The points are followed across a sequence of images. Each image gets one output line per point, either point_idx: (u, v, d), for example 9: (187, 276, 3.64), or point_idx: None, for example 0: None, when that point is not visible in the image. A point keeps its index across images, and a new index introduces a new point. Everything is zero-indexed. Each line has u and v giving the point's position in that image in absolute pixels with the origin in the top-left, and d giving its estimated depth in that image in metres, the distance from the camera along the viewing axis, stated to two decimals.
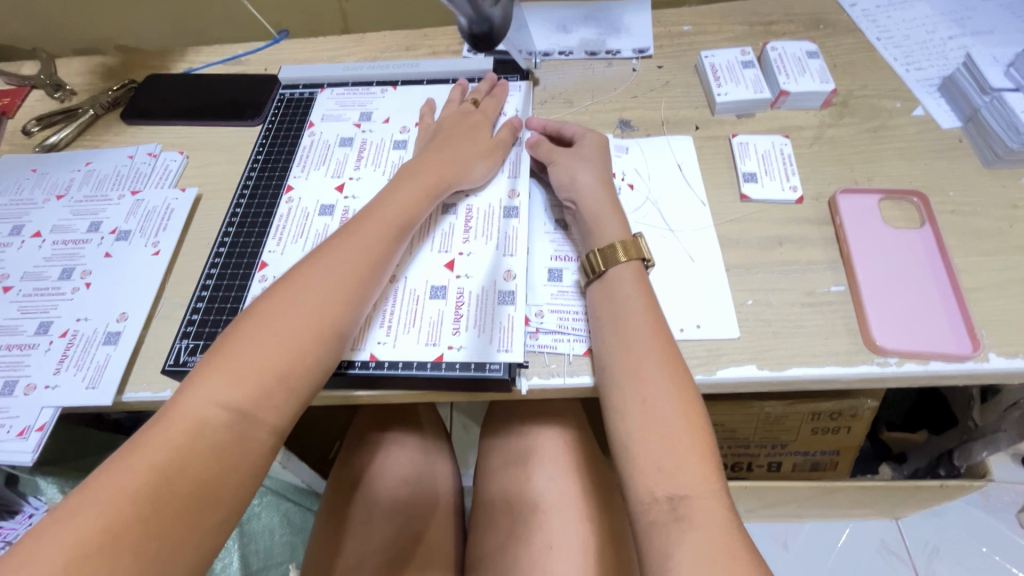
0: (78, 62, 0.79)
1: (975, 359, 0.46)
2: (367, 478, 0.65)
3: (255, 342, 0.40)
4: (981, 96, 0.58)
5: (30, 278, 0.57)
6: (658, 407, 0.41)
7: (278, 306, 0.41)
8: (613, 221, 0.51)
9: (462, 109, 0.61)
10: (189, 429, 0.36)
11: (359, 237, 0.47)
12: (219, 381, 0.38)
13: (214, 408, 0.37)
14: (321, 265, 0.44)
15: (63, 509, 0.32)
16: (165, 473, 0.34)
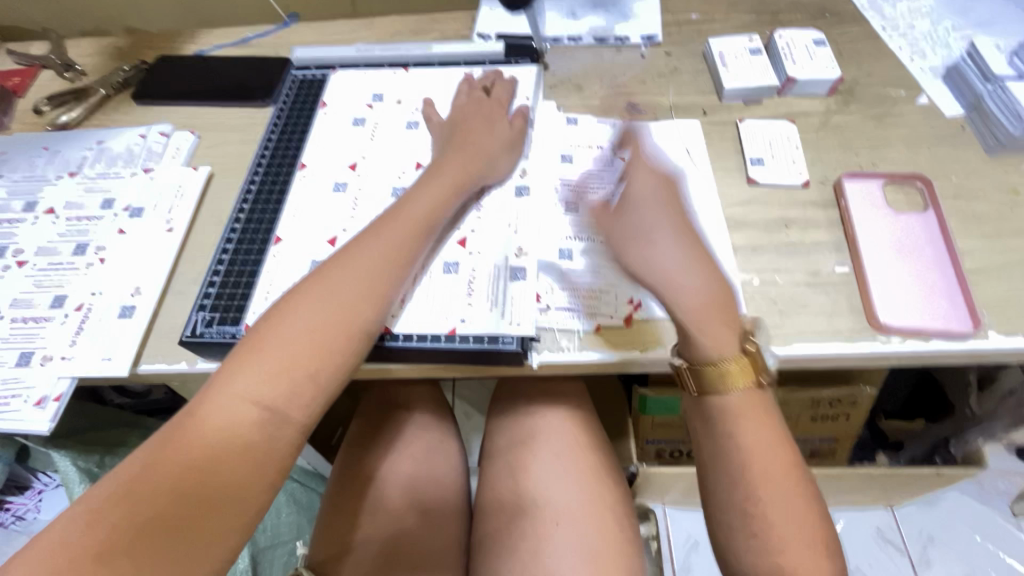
0: (89, 43, 0.79)
1: (976, 336, 0.47)
2: (381, 453, 0.66)
3: (286, 338, 0.41)
4: (984, 85, 0.59)
5: (44, 253, 0.57)
6: (774, 498, 0.39)
7: (308, 304, 0.42)
8: (715, 325, 0.44)
9: (476, 96, 0.61)
10: (222, 426, 0.37)
11: (386, 234, 0.48)
12: (253, 377, 0.39)
13: (247, 403, 0.38)
14: (350, 263, 0.45)
15: (99, 495, 0.34)
16: (198, 466, 0.35)
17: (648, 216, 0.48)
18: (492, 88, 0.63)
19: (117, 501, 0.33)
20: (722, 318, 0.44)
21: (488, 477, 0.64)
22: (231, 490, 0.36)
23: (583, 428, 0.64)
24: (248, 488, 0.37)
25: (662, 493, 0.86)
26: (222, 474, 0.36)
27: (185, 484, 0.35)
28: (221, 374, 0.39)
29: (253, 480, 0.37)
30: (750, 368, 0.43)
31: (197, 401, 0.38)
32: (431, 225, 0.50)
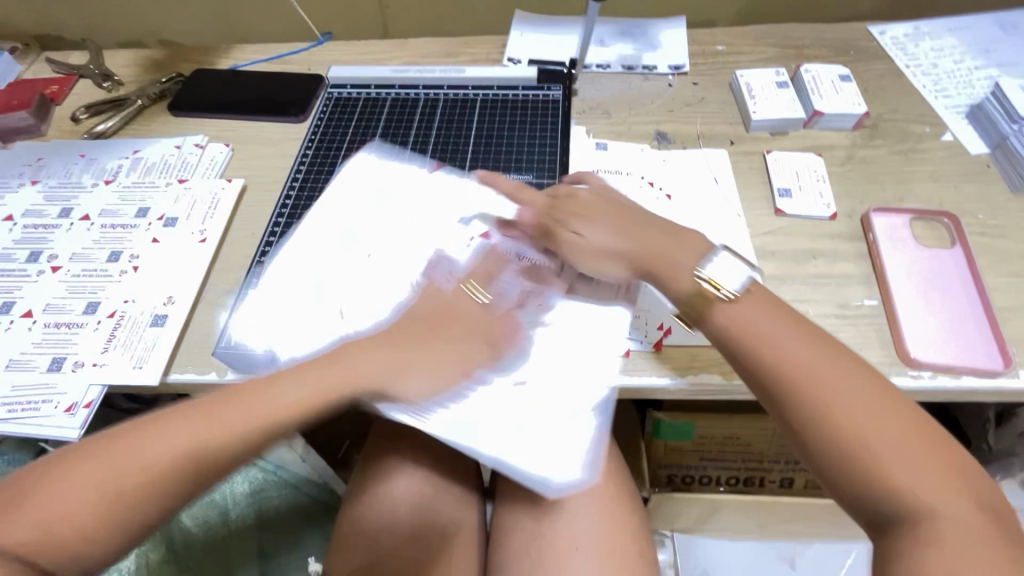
0: (127, 55, 0.81)
1: (1007, 375, 0.47)
2: (386, 469, 0.64)
3: (110, 484, 0.37)
4: (1010, 124, 0.60)
5: (78, 259, 0.58)
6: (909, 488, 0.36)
7: (163, 442, 0.38)
8: (919, 462, 0.36)
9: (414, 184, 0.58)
10: (10, 547, 0.34)
11: (296, 376, 0.43)
12: (66, 498, 0.36)
13: (41, 531, 0.35)
14: (222, 414, 0.40)
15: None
16: (118, 480, 0.37)
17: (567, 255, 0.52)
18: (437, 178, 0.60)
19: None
20: (809, 328, 0.42)
21: (504, 495, 0.63)
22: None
23: (603, 451, 0.63)
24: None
25: (672, 520, 0.84)
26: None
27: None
28: (38, 476, 0.37)
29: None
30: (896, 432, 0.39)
31: (19, 484, 0.36)
32: (354, 384, 0.44)
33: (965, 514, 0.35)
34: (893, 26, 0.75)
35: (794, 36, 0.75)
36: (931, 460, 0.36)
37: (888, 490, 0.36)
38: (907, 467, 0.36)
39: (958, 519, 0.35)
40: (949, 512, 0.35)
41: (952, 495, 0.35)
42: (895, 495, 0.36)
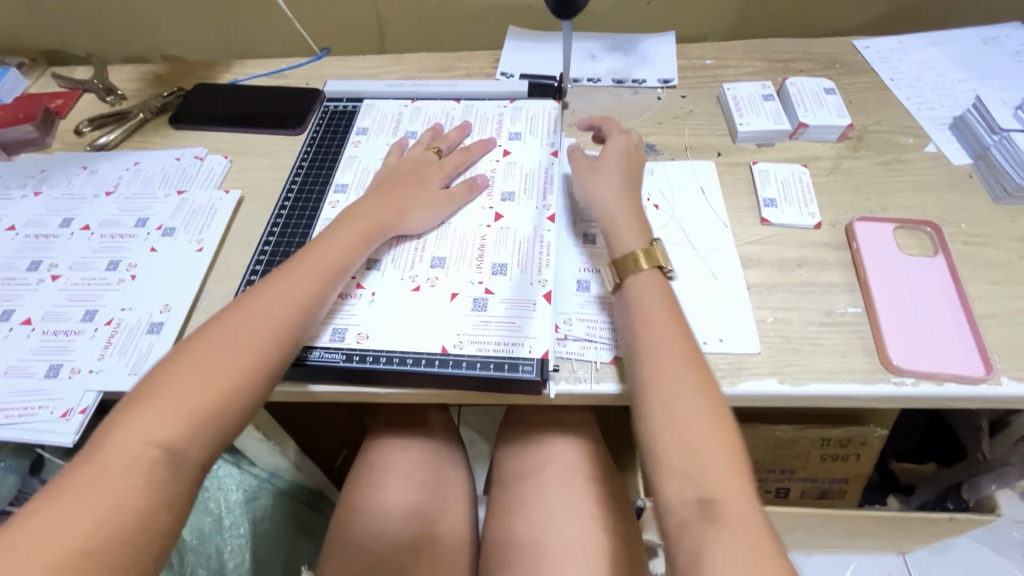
0: (130, 70, 0.83)
1: (989, 381, 0.48)
2: (379, 480, 0.64)
3: (226, 352, 0.42)
4: (990, 135, 0.61)
5: (78, 268, 0.59)
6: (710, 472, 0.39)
7: (256, 308, 0.45)
8: (724, 482, 0.39)
9: (422, 155, 0.61)
10: (166, 428, 0.39)
11: (330, 233, 0.52)
12: (192, 375, 0.41)
13: (189, 404, 0.40)
14: (290, 273, 0.48)
15: (77, 482, 0.36)
16: (98, 486, 0.36)
17: (602, 184, 0.57)
18: (444, 151, 0.63)
19: (58, 493, 0.35)
20: (693, 357, 0.45)
21: (497, 505, 0.64)
22: (142, 489, 0.37)
23: (596, 462, 0.63)
24: (171, 487, 0.38)
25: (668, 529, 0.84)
26: (137, 474, 0.37)
27: (104, 490, 0.36)
28: (160, 374, 0.41)
29: (167, 487, 0.38)
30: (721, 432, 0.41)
31: (89, 449, 0.38)
32: (377, 225, 0.54)
33: (754, 517, 0.37)
34: (877, 40, 0.77)
35: (781, 50, 0.77)
36: (735, 472, 0.39)
37: (688, 486, 0.39)
38: (705, 475, 0.39)
39: (742, 516, 0.37)
40: (738, 510, 0.37)
41: (740, 499, 0.38)
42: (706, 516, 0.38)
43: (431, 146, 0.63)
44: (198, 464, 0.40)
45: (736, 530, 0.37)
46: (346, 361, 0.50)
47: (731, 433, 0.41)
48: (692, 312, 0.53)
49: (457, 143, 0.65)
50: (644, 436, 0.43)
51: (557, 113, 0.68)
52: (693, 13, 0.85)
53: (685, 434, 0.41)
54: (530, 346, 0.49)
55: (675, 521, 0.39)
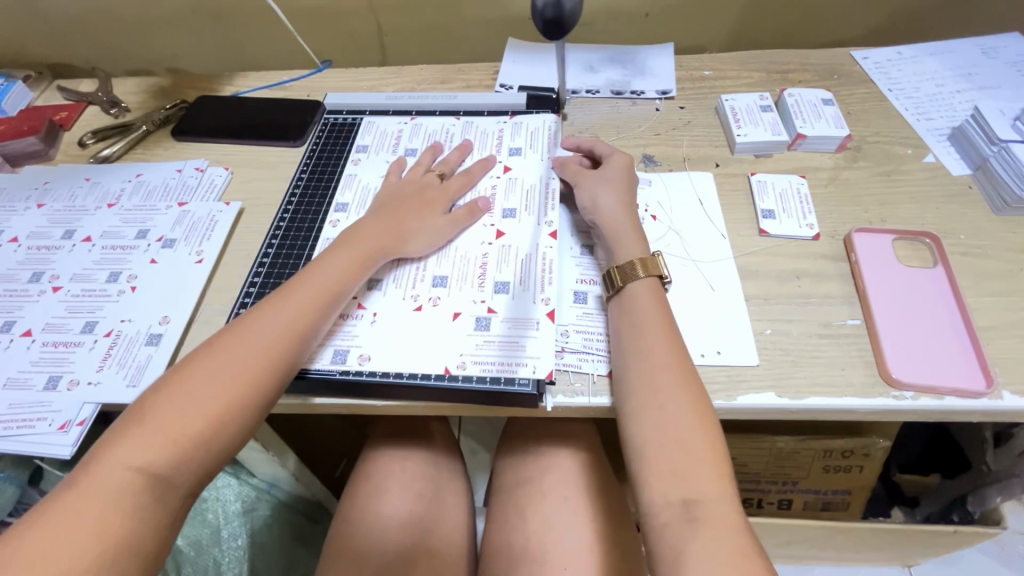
0: (134, 83, 0.84)
1: (989, 395, 0.47)
2: (378, 491, 0.64)
3: (217, 377, 0.42)
4: (989, 146, 0.61)
5: (78, 280, 0.60)
6: (692, 472, 0.41)
7: (252, 331, 0.45)
8: (707, 481, 0.40)
9: (425, 177, 0.61)
10: (150, 454, 0.39)
11: (330, 255, 0.52)
12: (182, 400, 0.41)
13: (175, 431, 0.40)
14: (288, 296, 0.48)
15: (58, 506, 0.36)
16: (76, 519, 0.36)
17: (607, 196, 0.57)
18: (447, 175, 0.63)
19: (41, 516, 0.36)
20: (681, 362, 0.46)
21: (495, 516, 0.63)
22: (123, 516, 0.37)
23: (595, 473, 0.63)
24: (150, 515, 0.38)
25: None
26: (118, 501, 0.37)
27: (85, 516, 0.36)
28: (152, 399, 0.41)
29: (146, 515, 0.38)
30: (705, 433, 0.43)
31: (75, 476, 0.38)
32: (376, 246, 0.53)
33: (733, 518, 0.39)
34: (875, 51, 0.77)
35: (780, 61, 0.77)
36: (716, 474, 0.41)
37: (672, 488, 0.41)
38: (688, 478, 0.41)
39: (720, 517, 0.39)
40: (717, 512, 0.39)
41: (720, 500, 0.39)
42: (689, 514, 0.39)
43: (432, 168, 0.63)
44: (181, 491, 0.40)
45: (715, 529, 0.38)
46: (343, 373, 0.49)
47: (715, 435, 0.43)
48: (690, 325, 0.53)
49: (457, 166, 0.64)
50: (631, 437, 0.44)
51: (556, 126, 0.68)
52: (692, 25, 0.85)
53: (668, 435, 0.42)
54: (529, 358, 0.49)
55: (656, 520, 0.40)
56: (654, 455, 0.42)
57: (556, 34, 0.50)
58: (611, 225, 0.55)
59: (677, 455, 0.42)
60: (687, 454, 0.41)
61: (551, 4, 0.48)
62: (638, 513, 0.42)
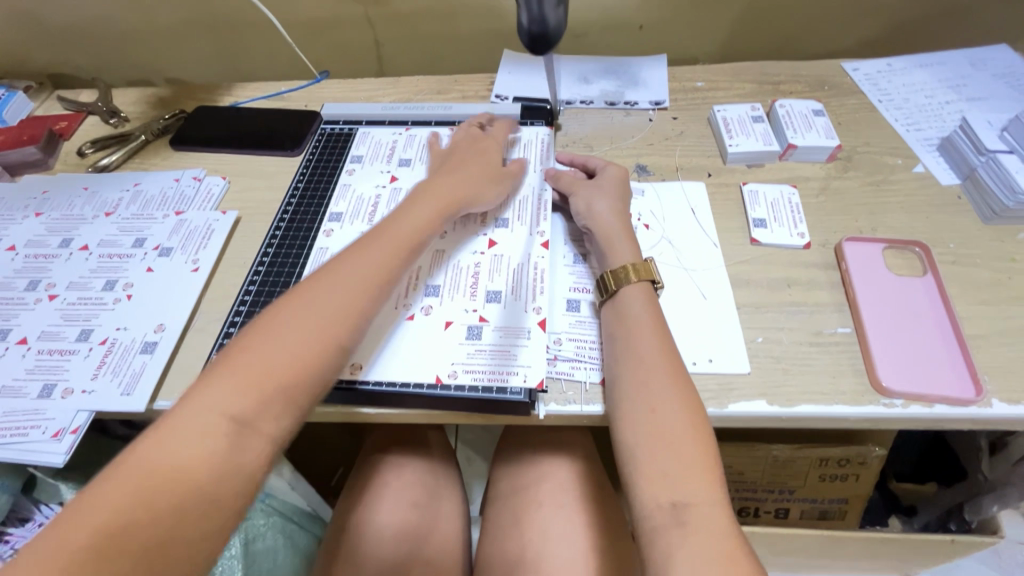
0: (134, 93, 0.85)
1: (979, 404, 0.48)
2: (374, 498, 0.64)
3: (299, 327, 0.42)
4: (977, 156, 0.61)
5: (75, 288, 0.60)
6: (683, 476, 0.41)
7: (335, 281, 0.46)
8: (699, 488, 0.40)
9: (473, 137, 0.64)
10: (248, 395, 0.39)
11: (397, 218, 0.53)
12: (266, 348, 0.41)
13: (272, 371, 0.40)
14: (369, 245, 0.49)
15: (160, 441, 0.36)
16: (186, 452, 0.36)
17: (603, 201, 0.58)
18: (489, 127, 0.68)
19: (131, 456, 0.35)
20: (674, 367, 0.46)
21: (490, 525, 0.63)
22: (211, 459, 0.36)
23: (590, 482, 0.63)
24: (239, 460, 0.37)
25: None
26: (208, 443, 0.36)
27: (175, 456, 0.35)
28: (245, 338, 0.42)
29: (235, 460, 0.37)
30: (698, 437, 0.43)
31: (173, 410, 0.38)
32: (445, 206, 0.55)
33: (723, 523, 0.39)
34: (865, 63, 0.78)
35: (771, 73, 0.78)
36: (707, 479, 0.41)
37: (663, 491, 0.41)
38: (680, 482, 0.41)
39: (710, 521, 0.39)
40: (707, 516, 0.39)
41: (710, 504, 0.40)
42: (679, 520, 0.39)
43: (472, 126, 0.67)
44: (268, 438, 0.39)
45: (704, 534, 0.38)
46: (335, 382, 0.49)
47: (708, 439, 0.43)
48: (681, 334, 0.53)
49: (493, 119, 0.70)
50: (623, 441, 0.44)
51: (549, 138, 0.69)
52: (685, 37, 0.87)
53: (660, 441, 0.43)
54: (521, 370, 0.49)
55: (648, 524, 0.40)
56: (646, 459, 0.42)
57: (543, 48, 0.49)
58: (606, 229, 0.56)
59: (669, 460, 0.42)
60: (680, 460, 0.41)
61: (534, 21, 0.47)
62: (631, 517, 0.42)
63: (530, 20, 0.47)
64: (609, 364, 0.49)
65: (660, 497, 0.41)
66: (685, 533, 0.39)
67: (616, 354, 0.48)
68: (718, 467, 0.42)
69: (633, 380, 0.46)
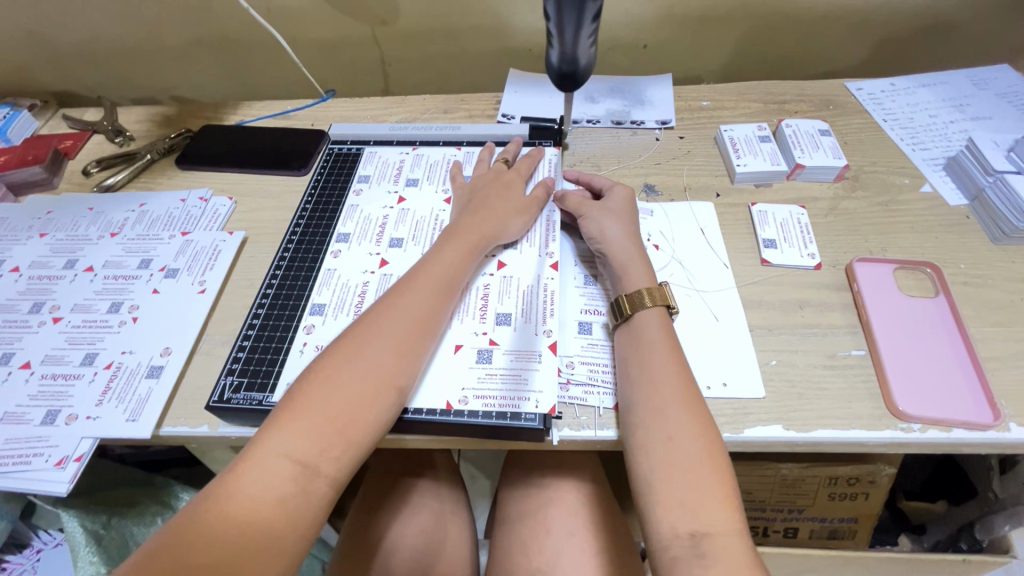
0: (139, 111, 0.85)
1: (997, 428, 0.47)
2: (383, 524, 0.63)
3: (357, 368, 0.43)
4: (985, 177, 0.62)
5: (79, 310, 0.59)
6: (702, 503, 0.40)
7: (381, 325, 0.46)
8: (718, 516, 0.40)
9: (496, 169, 0.65)
10: (303, 443, 0.39)
11: (440, 250, 0.54)
12: (327, 390, 0.41)
13: (325, 418, 0.40)
14: (410, 288, 0.50)
15: (222, 492, 0.36)
16: (249, 504, 0.36)
17: (615, 225, 0.58)
18: (515, 162, 0.66)
19: (206, 501, 0.36)
20: (690, 392, 0.46)
21: (498, 551, 0.62)
22: (280, 501, 0.37)
23: (600, 505, 0.62)
24: (305, 501, 0.38)
25: None
26: (277, 487, 0.37)
27: (246, 501, 0.36)
28: (298, 386, 0.42)
29: (301, 502, 0.38)
30: (717, 465, 0.42)
31: (233, 460, 0.38)
32: (476, 244, 0.55)
33: (742, 553, 0.38)
34: (869, 82, 0.79)
35: (776, 92, 0.78)
36: (726, 508, 0.40)
37: (681, 520, 0.40)
38: (698, 511, 0.40)
39: (730, 551, 0.38)
40: (726, 547, 0.38)
41: (729, 534, 0.39)
42: (700, 550, 0.39)
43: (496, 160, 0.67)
44: (332, 478, 0.40)
45: (724, 564, 0.38)
46: None
47: (726, 465, 0.42)
48: (694, 357, 0.53)
49: (517, 154, 0.69)
50: (638, 467, 0.44)
51: (557, 158, 0.69)
52: (689, 56, 0.88)
53: (678, 468, 0.42)
54: (536, 399, 0.48)
55: (665, 555, 0.40)
56: (663, 485, 0.42)
57: (571, 83, 0.49)
58: (620, 254, 0.55)
59: (688, 487, 0.41)
60: (698, 486, 0.41)
61: (566, 60, 0.46)
62: (648, 547, 0.41)
63: (562, 59, 0.46)
64: (624, 388, 0.48)
65: (678, 524, 0.40)
66: (705, 564, 0.38)
67: (631, 379, 0.48)
68: (737, 493, 0.41)
69: (649, 405, 0.46)
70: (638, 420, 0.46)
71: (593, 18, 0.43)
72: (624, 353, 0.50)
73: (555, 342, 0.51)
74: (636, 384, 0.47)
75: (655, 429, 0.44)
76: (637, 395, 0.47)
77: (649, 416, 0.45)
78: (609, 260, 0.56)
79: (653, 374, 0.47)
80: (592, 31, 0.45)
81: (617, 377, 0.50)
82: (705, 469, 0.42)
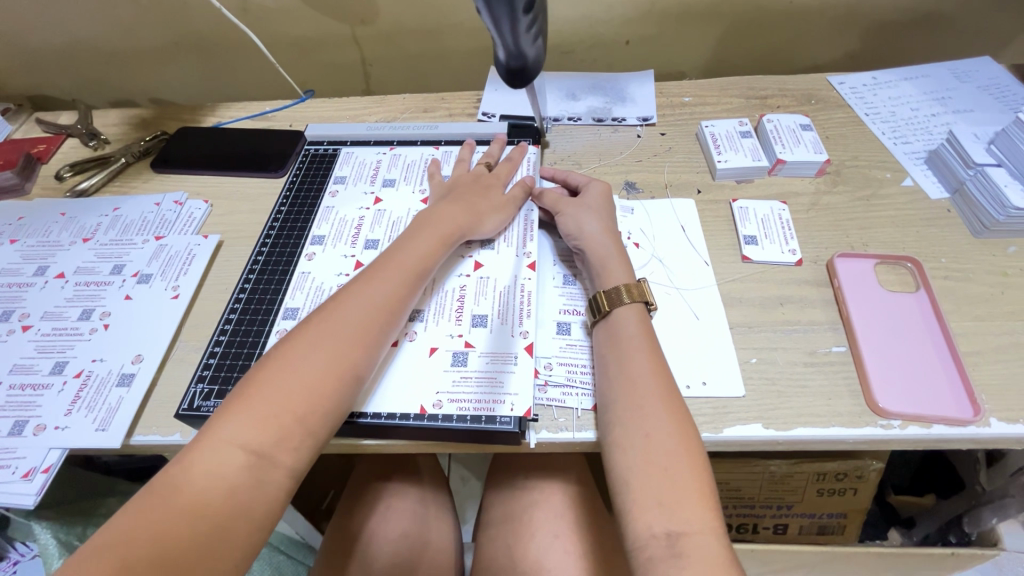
0: (114, 114, 0.84)
1: (977, 423, 0.47)
2: (364, 530, 0.61)
3: (317, 357, 0.42)
4: (965, 170, 0.61)
5: (49, 318, 0.58)
6: (678, 501, 0.40)
7: (344, 313, 0.45)
8: (694, 514, 0.39)
9: (476, 170, 0.63)
10: (258, 433, 0.38)
11: (408, 240, 0.53)
12: (284, 380, 0.41)
13: (280, 408, 0.40)
14: (375, 277, 0.49)
15: (171, 484, 0.35)
16: (199, 495, 0.35)
17: (592, 220, 0.57)
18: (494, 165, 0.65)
19: (153, 493, 0.35)
20: (668, 390, 0.45)
21: (483, 555, 0.61)
22: (231, 492, 0.36)
23: (584, 507, 0.61)
24: (258, 493, 0.37)
25: None
26: (228, 477, 0.36)
27: (194, 493, 0.35)
28: (255, 375, 0.41)
29: (253, 494, 0.37)
30: (694, 463, 0.41)
31: (186, 449, 0.37)
32: (446, 235, 0.54)
33: (719, 553, 0.38)
34: (851, 76, 0.78)
35: (759, 87, 0.78)
36: (702, 506, 0.39)
37: (657, 519, 0.39)
38: (674, 509, 0.39)
39: (706, 550, 0.38)
40: (702, 545, 0.38)
41: (705, 533, 0.38)
42: (675, 548, 0.38)
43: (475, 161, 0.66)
44: (288, 470, 0.39)
45: (700, 563, 0.37)
46: None
47: (703, 462, 0.42)
48: (674, 356, 0.52)
49: (497, 153, 0.68)
50: (616, 466, 0.43)
51: (536, 157, 0.68)
52: (671, 52, 0.87)
53: (655, 468, 0.41)
54: (511, 402, 0.48)
55: (642, 556, 0.39)
56: (639, 483, 0.41)
57: (526, 76, 0.48)
58: (598, 250, 0.55)
59: (665, 484, 0.40)
60: (676, 484, 0.40)
61: (513, 57, 0.46)
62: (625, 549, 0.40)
63: (509, 56, 0.46)
64: (601, 385, 0.48)
65: (654, 523, 0.39)
66: (681, 565, 0.37)
67: (608, 376, 0.47)
68: (714, 491, 0.41)
69: (626, 402, 0.45)
70: (615, 416, 0.45)
71: (526, 12, 0.41)
72: (602, 350, 0.49)
73: (531, 343, 0.51)
74: (613, 380, 0.47)
75: (633, 425, 0.44)
76: (615, 391, 0.46)
77: (627, 412, 0.45)
78: (586, 255, 0.55)
79: (631, 369, 0.47)
80: (532, 23, 0.43)
81: (595, 376, 0.49)
82: (682, 466, 0.41)
